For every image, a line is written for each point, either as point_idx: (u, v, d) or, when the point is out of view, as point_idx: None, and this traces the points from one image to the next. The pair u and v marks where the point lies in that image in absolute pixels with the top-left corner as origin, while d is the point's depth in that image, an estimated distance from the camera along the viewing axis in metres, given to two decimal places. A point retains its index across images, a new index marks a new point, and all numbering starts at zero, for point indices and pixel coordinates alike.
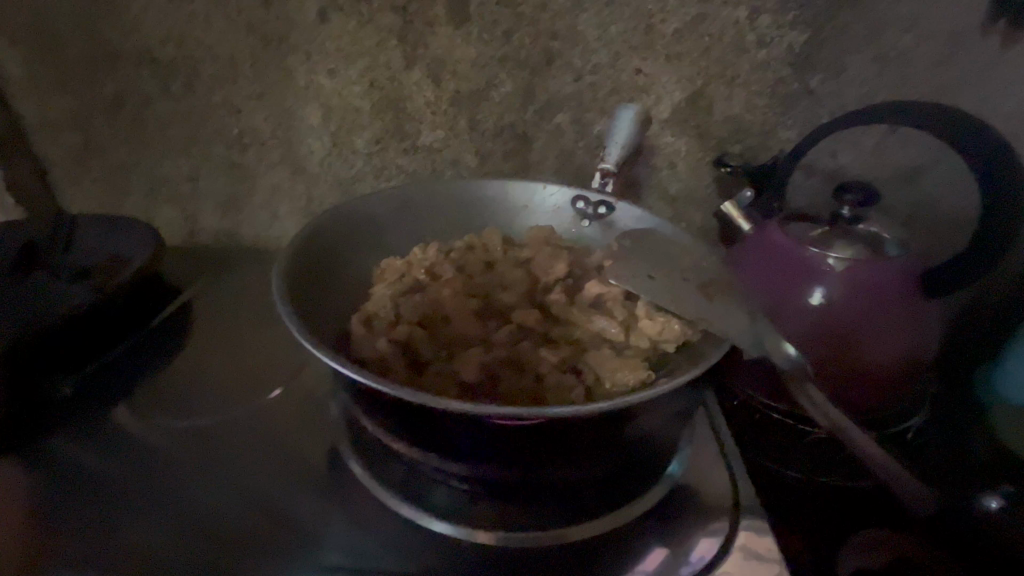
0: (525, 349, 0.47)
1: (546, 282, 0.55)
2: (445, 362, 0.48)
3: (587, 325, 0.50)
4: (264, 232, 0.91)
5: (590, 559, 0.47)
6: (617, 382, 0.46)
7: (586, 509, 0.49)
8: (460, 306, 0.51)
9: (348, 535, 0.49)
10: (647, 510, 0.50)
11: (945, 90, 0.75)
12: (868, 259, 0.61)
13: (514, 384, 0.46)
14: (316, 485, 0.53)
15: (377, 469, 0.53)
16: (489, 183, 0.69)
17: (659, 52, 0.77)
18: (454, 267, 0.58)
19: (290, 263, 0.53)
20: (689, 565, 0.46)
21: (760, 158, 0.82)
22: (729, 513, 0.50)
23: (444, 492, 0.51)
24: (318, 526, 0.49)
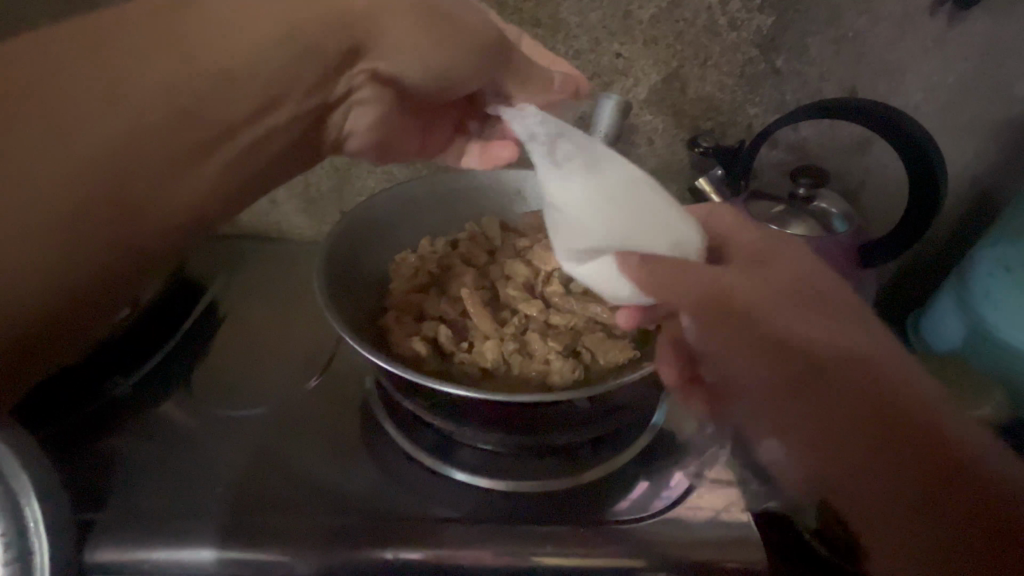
0: (534, 336, 0.56)
1: (545, 272, 0.63)
2: (466, 352, 0.56)
3: (583, 311, 0.59)
4: (266, 219, 0.95)
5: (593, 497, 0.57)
6: (609, 360, 0.55)
7: (588, 460, 0.60)
8: (474, 300, 0.59)
9: (390, 489, 0.58)
10: (636, 455, 0.61)
11: (896, 67, 0.81)
12: (821, 236, 0.71)
13: (525, 367, 0.55)
14: (356, 453, 0.62)
15: (410, 436, 0.63)
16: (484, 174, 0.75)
17: (637, 36, 0.82)
18: (462, 259, 0.66)
19: (322, 266, 0.59)
20: (668, 494, 0.57)
21: (729, 133, 0.89)
22: (700, 452, 0.61)
23: (469, 450, 0.61)
24: (363, 487, 0.59)
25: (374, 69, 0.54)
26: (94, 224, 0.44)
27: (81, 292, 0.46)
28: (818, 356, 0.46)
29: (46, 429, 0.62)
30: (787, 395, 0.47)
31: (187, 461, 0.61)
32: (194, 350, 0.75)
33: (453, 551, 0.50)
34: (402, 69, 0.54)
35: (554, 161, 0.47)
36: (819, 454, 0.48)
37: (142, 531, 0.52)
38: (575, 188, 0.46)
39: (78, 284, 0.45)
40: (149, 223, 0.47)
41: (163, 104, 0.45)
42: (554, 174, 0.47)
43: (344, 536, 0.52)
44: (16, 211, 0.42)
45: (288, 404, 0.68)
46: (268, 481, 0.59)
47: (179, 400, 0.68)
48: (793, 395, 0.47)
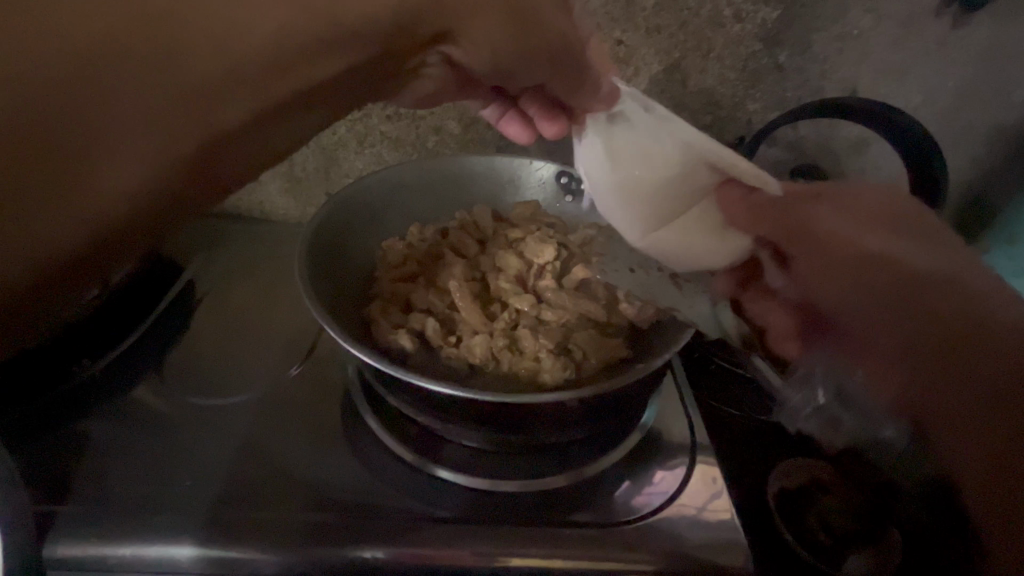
0: (526, 332, 0.55)
1: (538, 265, 0.61)
2: (454, 347, 0.54)
3: (576, 308, 0.57)
4: (247, 198, 0.92)
5: (579, 497, 0.56)
6: (601, 359, 0.54)
7: (574, 459, 0.58)
8: (463, 292, 0.57)
9: (370, 484, 0.56)
10: (624, 454, 0.60)
11: (898, 69, 0.80)
12: None
13: (514, 364, 0.53)
14: (336, 444, 0.60)
15: (393, 430, 0.61)
16: (477, 159, 0.72)
17: (639, 24, 0.79)
18: (451, 249, 0.63)
19: (307, 250, 0.56)
20: (655, 494, 0.56)
21: (728, 129, 0.87)
22: (688, 452, 0.61)
23: (454, 446, 0.59)
24: (343, 480, 0.56)
25: (447, 53, 0.48)
26: (123, 161, 0.36)
27: (88, 248, 0.37)
28: (910, 275, 0.39)
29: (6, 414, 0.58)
30: (892, 309, 0.38)
31: (156, 450, 0.58)
32: (167, 334, 0.71)
33: (435, 551, 0.49)
34: (474, 59, 0.48)
35: (617, 144, 0.48)
36: (862, 343, 0.40)
37: (113, 527, 0.49)
38: (643, 166, 0.46)
39: (58, 236, 0.36)
40: (131, 163, 0.36)
41: (219, 68, 0.36)
42: (625, 159, 0.47)
43: (324, 532, 0.50)
44: (123, 164, 0.36)
45: (265, 395, 0.65)
46: (241, 472, 0.56)
47: (150, 386, 0.65)
48: (892, 309, 0.39)
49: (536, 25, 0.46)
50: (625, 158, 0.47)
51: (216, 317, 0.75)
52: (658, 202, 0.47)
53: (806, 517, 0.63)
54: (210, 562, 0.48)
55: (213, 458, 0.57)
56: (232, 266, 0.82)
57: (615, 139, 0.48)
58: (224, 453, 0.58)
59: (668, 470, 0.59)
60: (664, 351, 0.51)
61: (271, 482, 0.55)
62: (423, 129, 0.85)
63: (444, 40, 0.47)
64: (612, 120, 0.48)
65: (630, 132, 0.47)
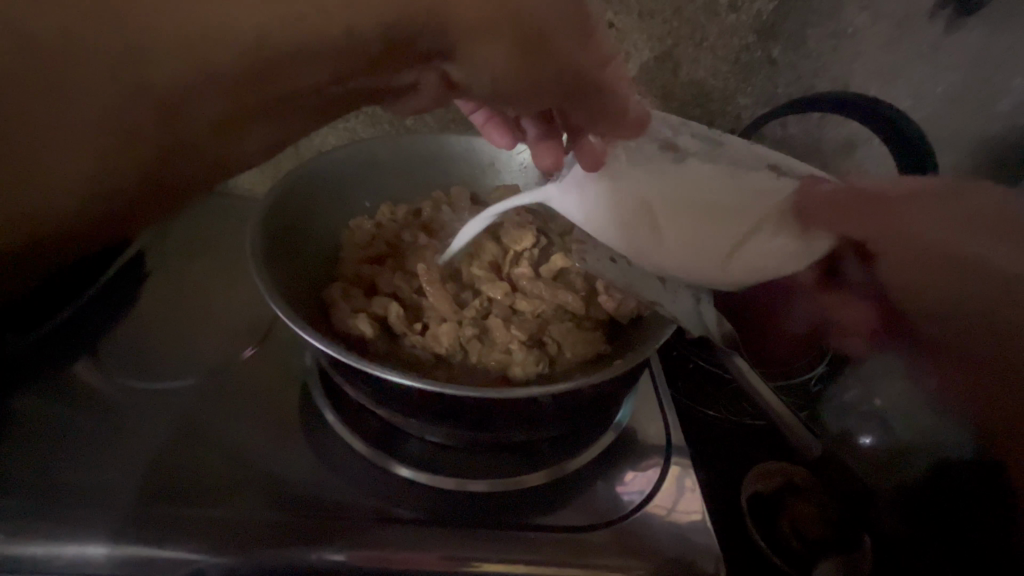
0: (497, 322, 0.51)
1: (514, 251, 0.57)
2: (419, 335, 0.50)
3: (553, 298, 0.54)
4: None
5: (547, 498, 0.53)
6: (577, 353, 0.51)
7: (544, 459, 0.55)
8: (431, 277, 0.53)
9: (325, 479, 0.52)
10: (597, 453, 0.57)
11: (889, 71, 0.79)
12: None
13: (484, 355, 0.49)
14: (290, 433, 0.56)
15: (352, 422, 0.57)
16: (455, 138, 0.67)
17: (631, 7, 0.76)
18: (423, 231, 0.59)
19: (263, 223, 0.51)
20: (628, 495, 0.54)
21: (717, 123, 0.85)
22: (663, 453, 0.58)
23: (416, 442, 0.56)
24: (295, 474, 0.52)
25: (446, 73, 0.40)
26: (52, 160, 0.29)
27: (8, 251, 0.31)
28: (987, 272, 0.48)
29: None
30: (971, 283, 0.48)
31: (90, 435, 0.52)
32: (110, 312, 0.65)
33: (390, 553, 0.46)
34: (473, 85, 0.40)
35: (648, 192, 0.46)
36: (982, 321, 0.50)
37: (32, 524, 0.44)
38: (682, 208, 0.46)
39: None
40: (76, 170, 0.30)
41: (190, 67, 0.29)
42: (665, 204, 0.46)
43: (270, 532, 0.46)
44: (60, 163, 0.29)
45: (214, 380, 0.60)
46: (184, 461, 0.51)
47: (90, 365, 0.59)
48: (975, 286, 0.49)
49: (549, 55, 0.38)
50: (662, 202, 0.46)
51: (167, 294, 0.69)
52: (711, 235, 0.46)
53: (780, 522, 0.61)
54: (139, 563, 0.44)
55: (154, 446, 0.52)
56: (187, 240, 0.77)
57: (646, 183, 0.46)
58: (167, 440, 0.53)
59: (641, 471, 0.56)
60: (644, 347, 0.48)
61: (214, 474, 0.51)
62: None
63: (442, 58, 0.38)
64: (629, 166, 0.47)
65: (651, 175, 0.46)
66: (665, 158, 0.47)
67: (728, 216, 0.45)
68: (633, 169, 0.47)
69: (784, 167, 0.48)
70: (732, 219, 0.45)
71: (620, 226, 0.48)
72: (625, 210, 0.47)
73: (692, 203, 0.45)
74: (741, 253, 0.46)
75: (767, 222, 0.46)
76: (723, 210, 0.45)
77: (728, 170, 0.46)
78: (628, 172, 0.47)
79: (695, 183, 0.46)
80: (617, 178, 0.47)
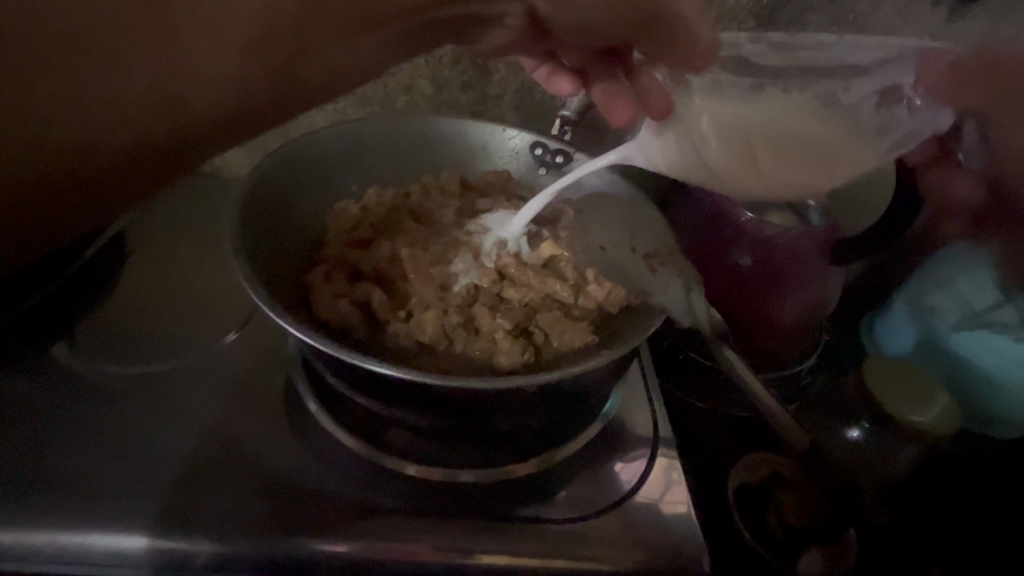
0: (483, 311, 0.50)
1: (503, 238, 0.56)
2: (403, 323, 0.49)
3: (542, 287, 0.53)
4: None
5: (530, 488, 0.52)
6: (565, 343, 0.50)
7: (529, 450, 0.54)
8: (417, 264, 0.52)
9: (306, 465, 0.51)
10: (583, 444, 0.56)
11: None
12: (799, 228, 0.66)
13: (469, 344, 0.48)
14: (273, 419, 0.55)
15: (336, 408, 0.56)
16: (444, 121, 0.65)
17: None
18: (410, 215, 0.58)
19: (243, 204, 0.50)
20: (612, 486, 0.53)
21: None
22: (650, 443, 0.58)
23: (400, 430, 0.54)
24: (276, 460, 0.51)
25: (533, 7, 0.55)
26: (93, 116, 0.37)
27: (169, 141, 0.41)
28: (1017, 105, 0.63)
29: None
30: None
31: (65, 422, 0.51)
32: (88, 293, 0.64)
33: (375, 543, 0.46)
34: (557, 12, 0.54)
35: (743, 130, 0.49)
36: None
37: (5, 513, 0.43)
38: (776, 137, 0.49)
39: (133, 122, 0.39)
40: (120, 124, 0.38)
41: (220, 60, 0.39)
42: (764, 133, 0.49)
43: (253, 523, 0.46)
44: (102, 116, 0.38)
45: (195, 364, 0.59)
46: (161, 447, 0.50)
47: (66, 350, 0.57)
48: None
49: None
50: (756, 131, 0.49)
51: (145, 276, 0.67)
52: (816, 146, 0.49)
53: (766, 513, 0.61)
54: (115, 554, 0.43)
55: (131, 433, 0.51)
56: (171, 222, 0.75)
57: (738, 121, 0.49)
58: (145, 425, 0.52)
59: (627, 463, 0.56)
60: (632, 338, 0.47)
61: (192, 461, 0.49)
62: (390, 86, 0.78)
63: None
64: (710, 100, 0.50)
65: (737, 113, 0.49)
66: (745, 92, 0.50)
67: (837, 122, 0.49)
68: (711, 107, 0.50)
69: (874, 57, 0.51)
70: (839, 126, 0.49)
71: (713, 162, 0.52)
72: (719, 148, 0.51)
73: (779, 127, 0.49)
74: (840, 164, 0.50)
75: (862, 130, 0.49)
76: (805, 138, 0.49)
77: (810, 98, 0.49)
78: (711, 109, 0.50)
79: (780, 111, 0.49)
80: (694, 117, 0.51)
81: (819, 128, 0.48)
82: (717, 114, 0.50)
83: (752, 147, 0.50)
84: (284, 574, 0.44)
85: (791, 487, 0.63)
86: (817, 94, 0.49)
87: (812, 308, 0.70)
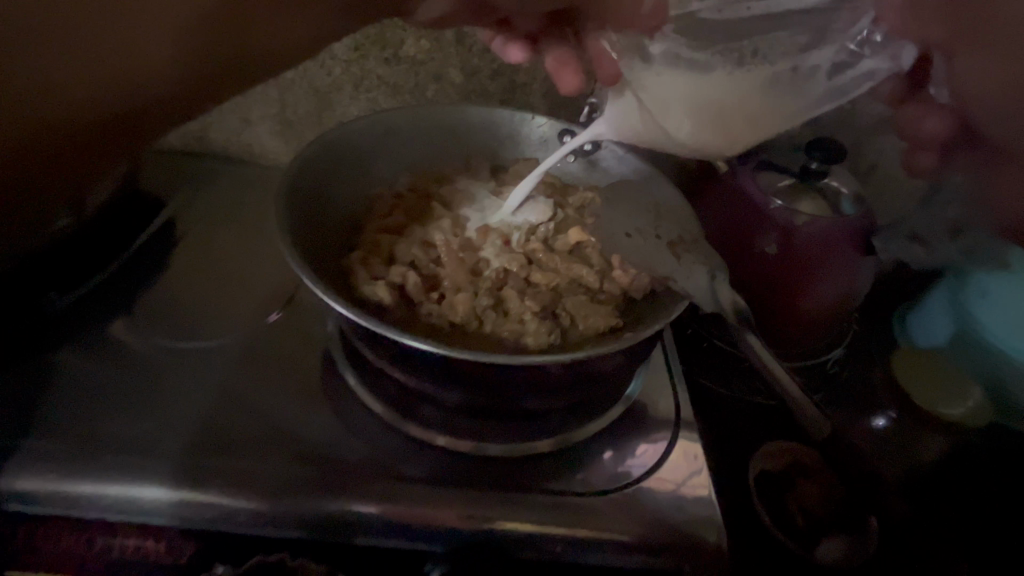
0: (512, 293, 0.52)
1: (531, 224, 0.58)
2: (435, 304, 0.51)
3: (567, 272, 0.55)
4: (236, 138, 0.87)
5: (554, 464, 0.54)
6: (589, 326, 0.51)
7: (554, 428, 0.57)
8: (448, 248, 0.54)
9: (343, 436, 0.55)
10: (605, 424, 0.58)
11: None
12: (827, 217, 0.67)
13: (497, 325, 0.51)
14: (312, 394, 0.59)
15: (371, 384, 0.59)
16: (475, 110, 0.67)
17: None
18: (441, 202, 0.60)
19: (288, 190, 0.53)
20: (633, 466, 0.55)
21: None
22: (671, 427, 0.59)
23: (433, 407, 0.57)
24: (315, 431, 0.55)
25: None
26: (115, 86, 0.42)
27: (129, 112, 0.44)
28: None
29: None
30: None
31: (128, 388, 0.56)
32: (143, 273, 0.68)
33: (407, 509, 0.47)
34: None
35: (700, 107, 0.53)
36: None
37: (75, 465, 0.47)
38: (716, 107, 0.53)
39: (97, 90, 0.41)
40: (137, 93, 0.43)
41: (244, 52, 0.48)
42: (721, 105, 0.53)
43: (290, 483, 0.48)
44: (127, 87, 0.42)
45: (242, 341, 0.63)
46: (212, 415, 0.55)
47: (126, 325, 0.63)
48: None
49: None
50: (701, 102, 0.53)
51: (195, 257, 0.72)
52: (761, 106, 0.54)
53: (786, 499, 0.62)
54: (170, 506, 0.46)
55: (186, 401, 0.56)
56: (218, 208, 0.79)
57: (696, 103, 0.53)
58: (198, 394, 0.57)
59: (649, 444, 0.57)
60: (655, 322, 0.48)
61: (239, 430, 0.54)
62: (421, 76, 0.80)
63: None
64: (665, 79, 0.53)
65: (692, 93, 0.52)
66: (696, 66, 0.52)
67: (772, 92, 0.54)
68: (667, 91, 0.54)
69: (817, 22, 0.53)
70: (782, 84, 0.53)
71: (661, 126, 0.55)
72: (669, 117, 0.54)
73: (720, 98, 0.53)
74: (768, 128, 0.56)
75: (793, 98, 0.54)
76: (742, 107, 0.53)
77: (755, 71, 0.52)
78: (669, 88, 0.53)
79: (724, 85, 0.52)
80: (647, 87, 0.54)
81: (756, 99, 0.53)
82: (674, 94, 0.53)
83: (700, 116, 0.53)
84: (317, 535, 0.47)
85: (812, 474, 0.64)
86: (763, 69, 0.52)
87: (840, 296, 0.70)
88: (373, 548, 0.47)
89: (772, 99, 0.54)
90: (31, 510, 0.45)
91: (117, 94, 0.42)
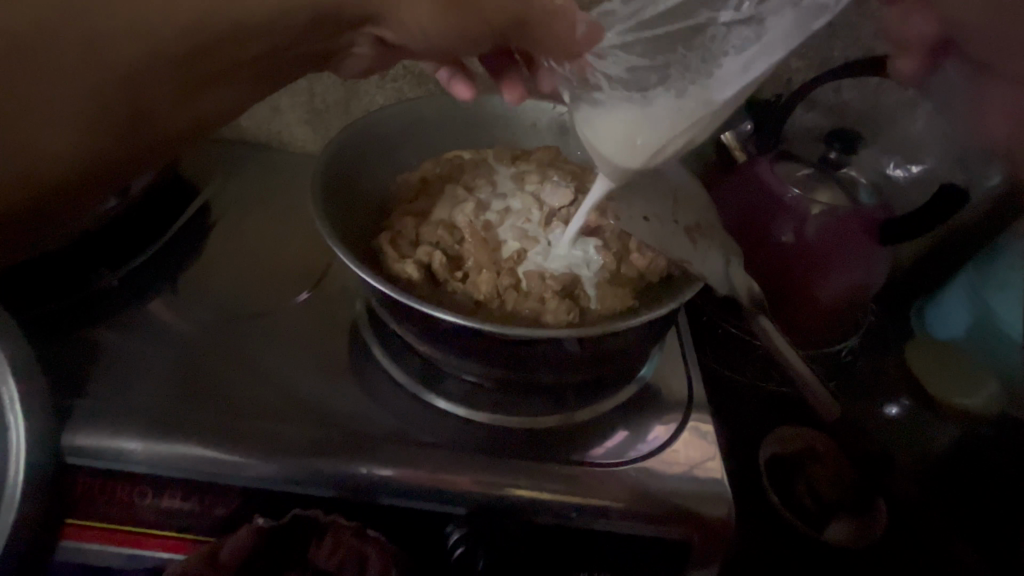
0: (532, 273, 0.54)
1: (552, 208, 0.60)
2: (460, 282, 0.54)
3: (586, 253, 0.56)
4: (266, 127, 0.91)
5: (569, 436, 0.57)
6: (606, 306, 0.54)
7: (569, 403, 0.59)
8: (473, 230, 0.57)
9: (367, 405, 0.58)
10: (619, 403, 0.61)
11: None
12: (845, 207, 0.68)
13: (518, 303, 0.53)
14: (340, 367, 0.62)
15: (396, 358, 0.63)
16: (498, 99, 0.69)
17: None
18: (464, 186, 0.63)
19: (324, 172, 0.56)
20: (646, 443, 0.57)
21: (765, 88, 0.81)
22: (684, 408, 0.61)
23: (453, 380, 0.60)
24: (342, 401, 0.58)
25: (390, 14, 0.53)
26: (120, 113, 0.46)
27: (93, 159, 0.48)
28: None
29: (26, 310, 0.59)
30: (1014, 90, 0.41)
31: (170, 357, 0.59)
32: (181, 254, 0.72)
33: (429, 473, 0.50)
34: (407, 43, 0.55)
35: (640, 127, 0.49)
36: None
37: (128, 425, 0.50)
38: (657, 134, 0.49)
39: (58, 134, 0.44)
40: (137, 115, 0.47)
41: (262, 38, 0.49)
42: (659, 118, 0.49)
43: (318, 446, 0.51)
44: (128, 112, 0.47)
45: (272, 319, 0.66)
46: (246, 384, 0.58)
47: (164, 302, 0.65)
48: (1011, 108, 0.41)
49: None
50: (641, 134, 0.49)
51: (227, 238, 0.76)
52: (706, 98, 0.47)
53: (795, 480, 0.63)
54: (215, 464, 0.49)
55: (220, 372, 0.59)
56: (249, 193, 0.83)
57: (629, 125, 0.50)
58: (234, 366, 0.60)
59: (661, 424, 0.59)
60: (671, 302, 0.50)
61: (267, 400, 0.56)
62: None
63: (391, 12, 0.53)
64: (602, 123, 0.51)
65: (623, 117, 0.50)
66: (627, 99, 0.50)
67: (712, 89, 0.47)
68: (602, 124, 0.51)
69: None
70: (730, 67, 0.46)
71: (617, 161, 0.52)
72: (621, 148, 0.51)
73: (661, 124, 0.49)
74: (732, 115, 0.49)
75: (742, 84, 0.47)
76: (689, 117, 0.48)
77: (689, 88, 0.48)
78: (610, 130, 0.51)
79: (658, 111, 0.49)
80: (592, 130, 0.52)
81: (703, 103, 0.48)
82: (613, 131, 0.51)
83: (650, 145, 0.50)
84: (345, 494, 0.50)
85: (821, 457, 0.65)
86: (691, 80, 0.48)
87: (856, 286, 0.71)
88: (398, 508, 0.50)
89: (721, 88, 0.47)
90: (90, 463, 0.49)
91: (79, 145, 0.46)
